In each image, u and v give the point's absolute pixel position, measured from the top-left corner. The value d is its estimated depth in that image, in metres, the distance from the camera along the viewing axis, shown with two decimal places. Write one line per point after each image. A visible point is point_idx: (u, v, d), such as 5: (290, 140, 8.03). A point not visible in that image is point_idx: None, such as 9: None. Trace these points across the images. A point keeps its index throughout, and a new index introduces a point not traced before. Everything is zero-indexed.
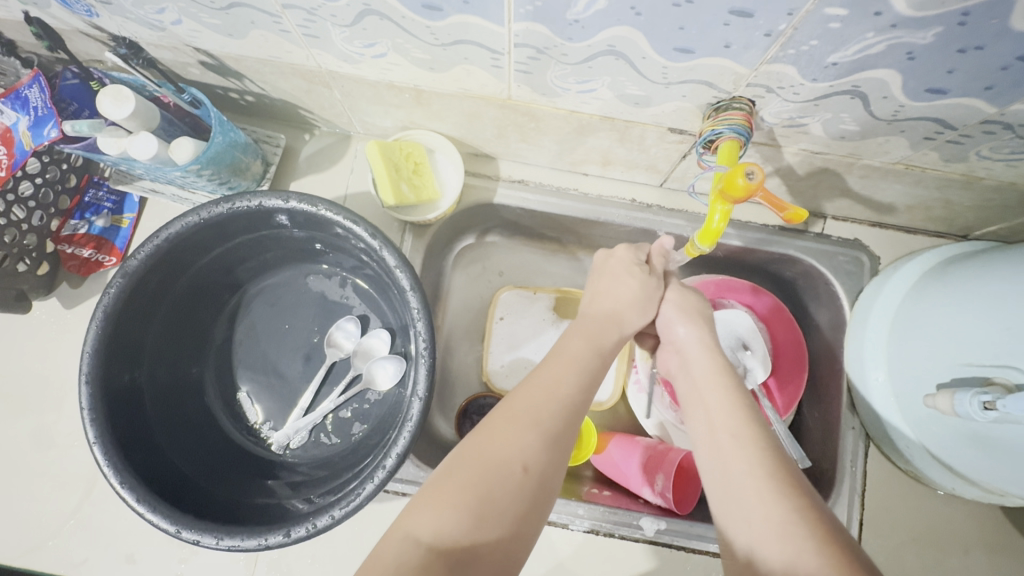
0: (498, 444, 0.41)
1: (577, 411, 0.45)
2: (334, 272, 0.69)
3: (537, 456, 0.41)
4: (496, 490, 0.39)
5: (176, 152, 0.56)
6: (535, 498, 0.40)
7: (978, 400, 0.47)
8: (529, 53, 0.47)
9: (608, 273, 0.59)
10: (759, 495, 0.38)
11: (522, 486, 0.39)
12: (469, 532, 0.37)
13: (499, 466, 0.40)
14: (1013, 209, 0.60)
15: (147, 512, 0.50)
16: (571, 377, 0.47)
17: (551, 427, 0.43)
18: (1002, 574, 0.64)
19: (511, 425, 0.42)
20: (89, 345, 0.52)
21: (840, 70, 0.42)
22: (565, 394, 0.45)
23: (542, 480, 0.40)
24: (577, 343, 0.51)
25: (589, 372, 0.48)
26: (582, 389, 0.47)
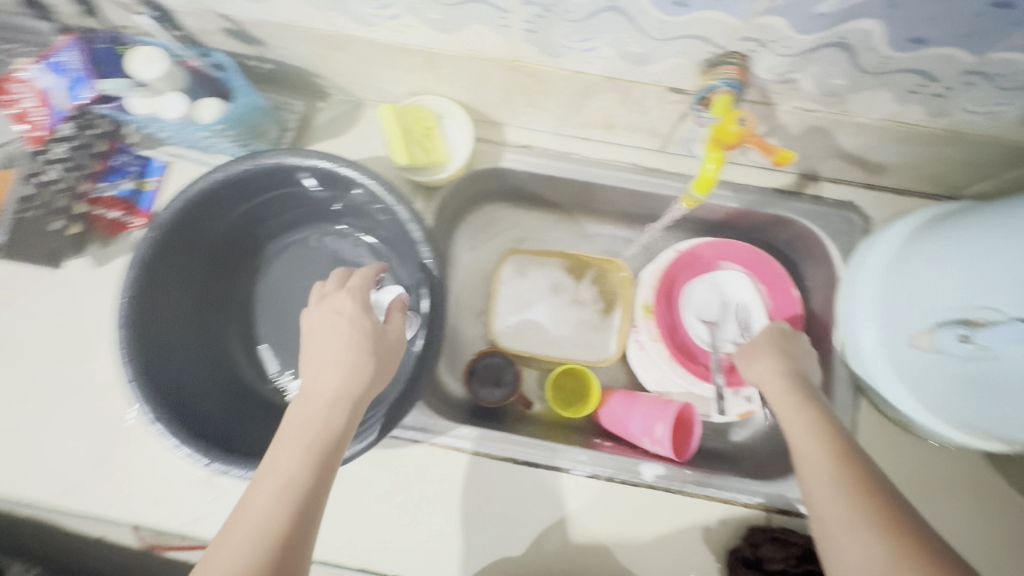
0: (289, 447, 0.45)
1: (308, 466, 0.44)
2: (349, 232, 0.73)
3: (292, 466, 0.44)
4: (251, 536, 0.40)
5: (201, 112, 0.60)
6: (318, 477, 0.44)
7: (956, 335, 0.51)
8: (534, 11, 0.50)
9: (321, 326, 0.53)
10: (834, 498, 0.43)
11: (309, 467, 0.44)
12: (256, 513, 0.42)
13: (267, 511, 0.42)
14: (1000, 165, 0.63)
15: (180, 445, 0.54)
16: (317, 395, 0.48)
17: (309, 439, 0.46)
18: (987, 518, 0.66)
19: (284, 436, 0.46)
20: (123, 293, 0.56)
21: (828, 21, 0.44)
22: (296, 440, 0.45)
23: (314, 450, 0.45)
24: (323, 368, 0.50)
25: (326, 425, 0.47)
26: (324, 429, 0.46)
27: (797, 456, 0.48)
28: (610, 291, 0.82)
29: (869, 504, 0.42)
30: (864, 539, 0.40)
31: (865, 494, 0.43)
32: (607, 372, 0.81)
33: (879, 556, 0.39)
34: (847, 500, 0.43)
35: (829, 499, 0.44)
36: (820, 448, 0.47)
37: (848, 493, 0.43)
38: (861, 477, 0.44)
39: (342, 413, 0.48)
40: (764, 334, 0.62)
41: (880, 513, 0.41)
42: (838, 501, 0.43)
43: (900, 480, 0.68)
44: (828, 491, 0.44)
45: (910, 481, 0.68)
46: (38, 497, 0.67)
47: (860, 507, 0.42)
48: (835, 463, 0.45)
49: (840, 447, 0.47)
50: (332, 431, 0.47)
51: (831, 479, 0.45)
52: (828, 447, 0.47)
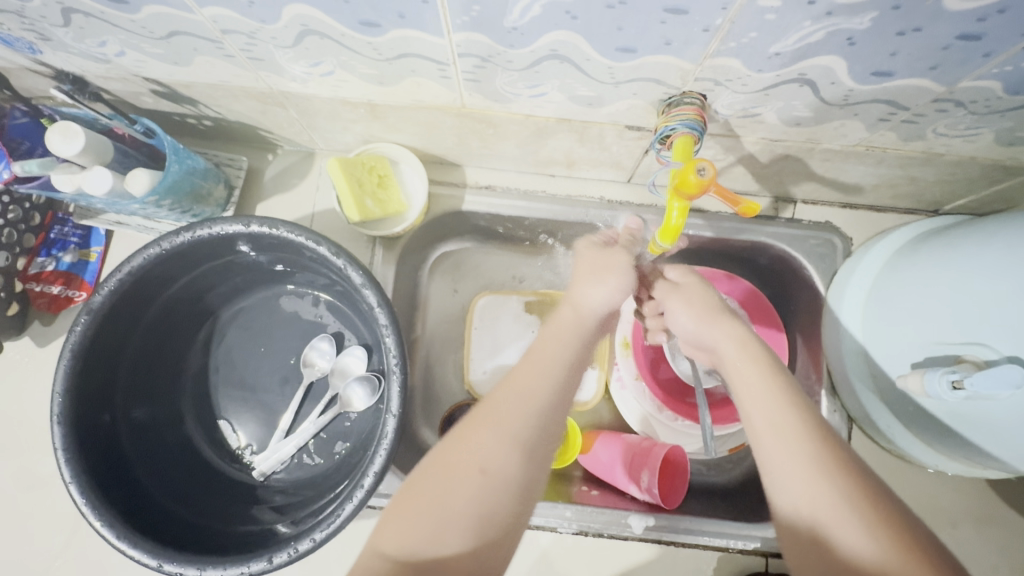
0: (455, 458, 0.41)
1: (546, 416, 0.43)
2: (305, 291, 0.69)
3: (501, 455, 0.40)
4: (451, 496, 0.39)
5: (131, 185, 0.56)
6: (512, 502, 0.40)
7: (947, 380, 0.47)
8: (473, 62, 0.46)
9: (595, 263, 0.54)
10: (810, 482, 0.38)
11: (508, 486, 0.40)
12: (449, 469, 0.40)
13: (466, 475, 0.40)
14: (978, 181, 0.60)
15: (129, 548, 0.50)
16: (540, 377, 0.45)
17: (523, 418, 0.42)
18: (991, 546, 0.64)
19: (477, 436, 0.41)
20: (58, 385, 0.52)
21: (785, 59, 0.41)
22: (535, 399, 0.43)
23: (524, 433, 0.42)
24: (548, 340, 0.48)
25: (563, 375, 0.46)
26: (546, 389, 0.44)
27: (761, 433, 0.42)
28: None
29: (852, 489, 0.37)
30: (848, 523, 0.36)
31: (842, 472, 0.38)
32: (591, 413, 0.78)
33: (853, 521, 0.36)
34: (828, 481, 0.38)
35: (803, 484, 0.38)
36: (784, 422, 0.41)
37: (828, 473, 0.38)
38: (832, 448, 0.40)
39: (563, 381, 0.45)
40: (696, 286, 0.55)
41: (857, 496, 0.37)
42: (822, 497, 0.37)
43: None
44: (808, 474, 0.38)
45: (910, 512, 0.65)
46: None
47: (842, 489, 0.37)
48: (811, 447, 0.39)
49: (805, 416, 0.41)
50: (562, 390, 0.45)
51: (802, 443, 0.40)
52: (786, 402, 0.42)
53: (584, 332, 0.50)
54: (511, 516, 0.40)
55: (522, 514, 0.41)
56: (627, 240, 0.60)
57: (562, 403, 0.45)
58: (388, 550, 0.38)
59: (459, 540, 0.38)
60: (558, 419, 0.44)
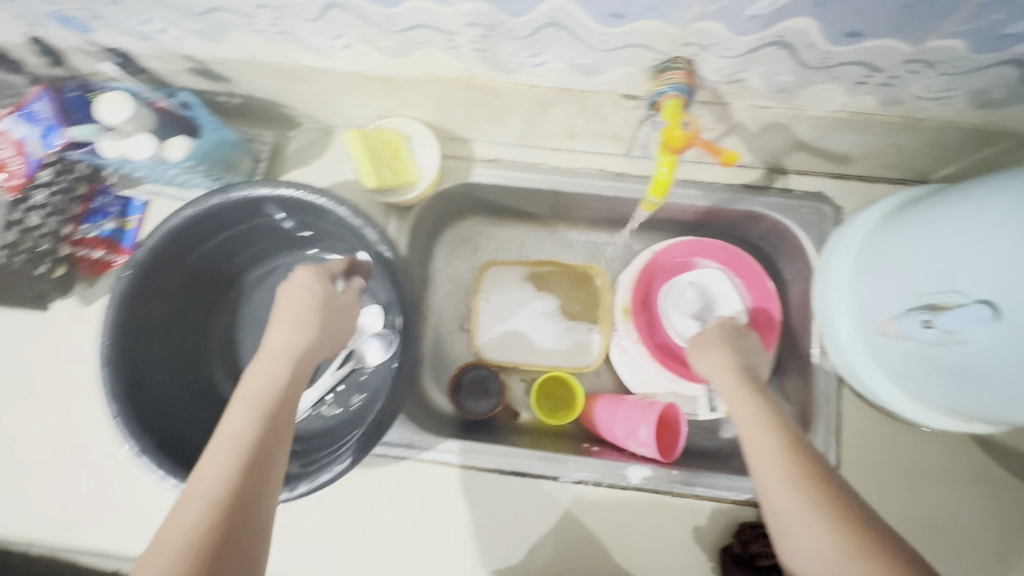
0: (202, 478, 0.40)
1: (258, 431, 0.43)
2: (325, 257, 0.74)
3: (217, 465, 0.41)
4: (195, 513, 0.38)
5: (170, 150, 0.62)
6: (219, 518, 0.38)
7: (921, 321, 0.51)
8: (479, 32, 0.51)
9: (285, 294, 0.55)
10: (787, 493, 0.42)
11: (197, 502, 0.39)
12: (201, 488, 0.40)
13: (206, 489, 0.39)
14: (961, 147, 0.63)
15: (167, 477, 0.55)
16: (250, 387, 0.46)
17: (233, 434, 0.43)
18: (978, 501, 0.66)
19: (218, 449, 0.42)
20: (104, 331, 0.57)
21: (762, 21, 0.45)
22: (247, 414, 0.44)
23: (241, 446, 0.42)
24: (276, 343, 0.50)
25: (271, 385, 0.46)
26: (244, 405, 0.45)
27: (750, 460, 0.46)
28: (586, 300, 0.83)
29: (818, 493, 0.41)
30: (819, 530, 0.39)
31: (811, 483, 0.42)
32: (592, 378, 0.82)
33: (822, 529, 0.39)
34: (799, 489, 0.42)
35: (780, 496, 0.43)
36: (766, 447, 0.45)
37: (802, 488, 0.42)
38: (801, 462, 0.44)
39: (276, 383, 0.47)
40: (719, 335, 0.63)
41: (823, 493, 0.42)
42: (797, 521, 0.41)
43: (887, 468, 0.68)
44: (783, 486, 0.43)
45: (898, 468, 0.68)
46: (39, 537, 0.68)
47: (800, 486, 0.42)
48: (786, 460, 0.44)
49: (787, 436, 0.46)
50: (279, 398, 0.46)
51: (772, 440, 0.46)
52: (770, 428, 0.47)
53: (298, 349, 0.50)
54: (233, 521, 0.39)
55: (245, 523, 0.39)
56: (338, 266, 0.61)
57: (280, 419, 0.45)
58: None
59: (191, 560, 0.36)
60: (282, 432, 0.44)
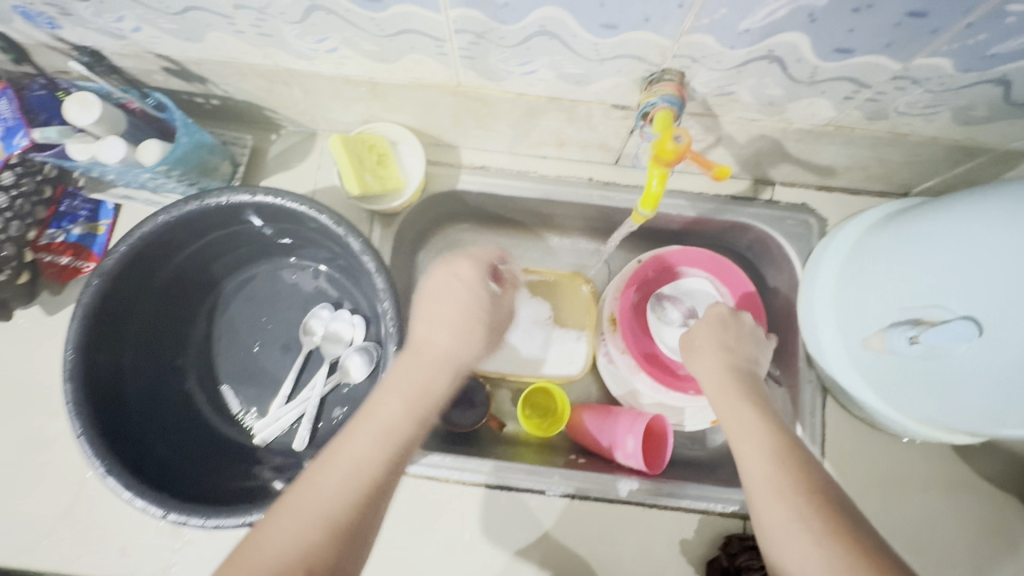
0: (334, 467, 0.45)
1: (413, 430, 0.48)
2: (306, 264, 0.72)
3: (363, 458, 0.45)
4: (328, 501, 0.43)
5: (143, 154, 0.59)
6: (360, 508, 0.43)
7: (906, 336, 0.51)
8: (469, 39, 0.50)
9: (445, 270, 0.62)
10: (770, 497, 0.44)
11: (344, 491, 0.43)
12: (335, 474, 0.44)
13: (343, 477, 0.44)
14: (943, 162, 0.64)
15: (136, 498, 0.52)
16: (395, 393, 0.50)
17: (385, 431, 0.47)
18: (958, 510, 0.67)
19: (349, 443, 0.46)
20: (70, 344, 0.54)
21: (754, 35, 0.45)
22: (389, 411, 0.49)
23: (393, 444, 0.47)
24: (433, 362, 0.54)
25: (425, 386, 0.52)
26: (399, 407, 0.49)
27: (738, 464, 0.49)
28: (574, 309, 0.83)
29: (806, 507, 0.43)
30: (797, 536, 0.41)
31: (797, 493, 0.44)
32: (579, 387, 0.81)
33: (808, 541, 0.41)
34: (784, 501, 0.43)
35: (764, 500, 0.45)
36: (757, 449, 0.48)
37: (784, 495, 0.44)
38: (800, 473, 0.45)
39: (439, 383, 0.53)
40: (713, 328, 0.64)
41: (810, 509, 0.43)
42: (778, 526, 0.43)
43: (870, 478, 0.69)
44: (772, 492, 0.44)
45: (881, 478, 0.69)
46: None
47: (796, 501, 0.43)
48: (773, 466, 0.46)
49: (779, 442, 0.48)
50: (422, 400, 0.51)
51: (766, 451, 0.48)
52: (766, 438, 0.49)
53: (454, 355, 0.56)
54: (359, 517, 0.43)
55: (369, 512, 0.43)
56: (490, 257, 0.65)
57: (416, 430, 0.49)
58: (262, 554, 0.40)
59: (324, 542, 0.41)
60: (414, 434, 0.49)
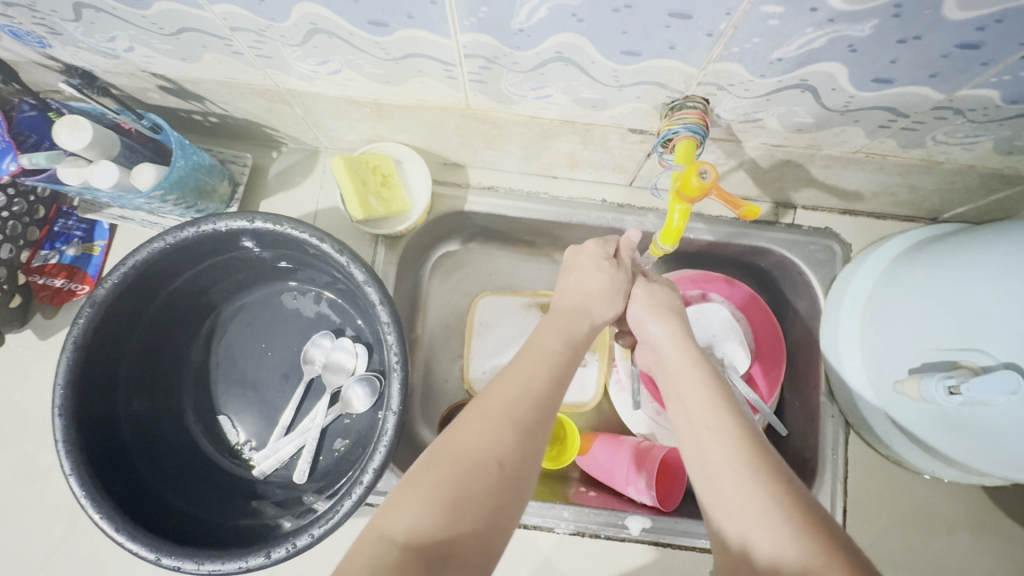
0: (469, 444, 0.40)
1: (549, 407, 0.45)
2: (307, 288, 0.69)
3: (509, 442, 0.41)
4: (471, 485, 0.38)
5: (138, 179, 0.56)
6: (513, 495, 0.40)
7: (944, 385, 0.47)
8: (479, 63, 0.47)
9: (573, 269, 0.59)
10: (741, 487, 0.39)
11: (485, 477, 0.39)
12: (475, 449, 0.40)
13: (482, 462, 0.39)
14: (978, 189, 0.60)
15: (128, 541, 0.50)
16: (541, 371, 0.47)
17: (524, 416, 0.43)
18: (988, 554, 0.64)
19: (484, 423, 0.42)
20: (60, 377, 0.52)
21: (787, 65, 0.42)
22: (525, 389, 0.45)
23: (534, 430, 0.43)
24: (546, 337, 0.51)
25: (558, 368, 0.48)
26: (546, 384, 0.46)
27: (701, 443, 0.44)
28: None
29: (780, 492, 0.38)
30: (773, 530, 0.36)
31: (770, 478, 0.39)
32: (589, 415, 0.78)
33: (785, 534, 0.36)
34: (759, 486, 0.39)
35: (735, 489, 0.39)
36: (720, 428, 0.43)
37: (757, 479, 0.39)
38: (763, 458, 0.40)
39: (560, 370, 0.48)
40: (664, 294, 0.59)
41: (787, 499, 0.37)
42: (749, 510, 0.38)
43: (896, 518, 0.66)
44: (741, 477, 0.39)
45: (907, 518, 0.66)
46: None
47: (770, 491, 0.38)
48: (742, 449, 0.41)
49: (742, 424, 0.44)
50: (560, 380, 0.47)
51: (722, 432, 0.43)
52: (726, 421, 0.44)
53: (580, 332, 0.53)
54: (508, 504, 0.39)
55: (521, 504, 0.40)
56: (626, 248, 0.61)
57: (556, 398, 0.46)
58: (397, 531, 0.36)
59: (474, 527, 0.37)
60: (552, 416, 0.45)
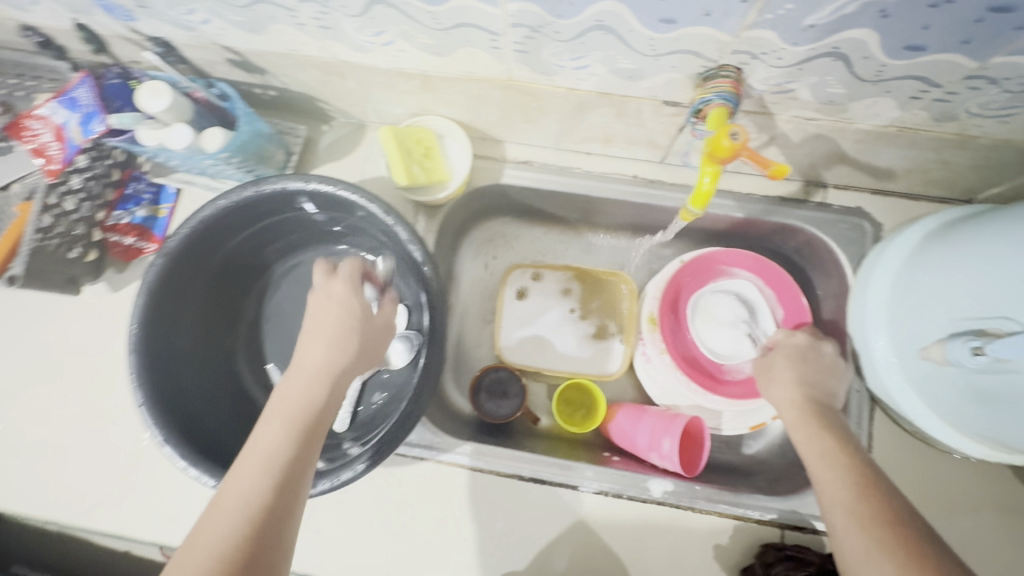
0: (237, 486, 0.41)
1: (299, 429, 0.44)
2: (353, 252, 0.74)
3: (245, 479, 0.41)
4: (226, 523, 0.39)
5: (207, 142, 0.62)
6: (248, 525, 0.39)
7: (968, 347, 0.49)
8: (523, 33, 0.50)
9: (322, 311, 0.53)
10: (845, 503, 0.45)
11: (244, 513, 0.39)
12: (237, 491, 0.40)
13: (233, 502, 0.40)
14: (1014, 167, 0.61)
15: (189, 467, 0.55)
16: (292, 399, 0.46)
17: (264, 457, 0.42)
18: (1016, 534, 0.64)
19: (243, 461, 0.42)
20: (134, 318, 0.58)
21: (818, 32, 0.44)
22: (278, 420, 0.44)
23: (275, 459, 0.42)
24: (309, 356, 0.49)
25: (311, 396, 0.46)
26: (291, 411, 0.45)
27: (813, 468, 0.49)
28: (609, 305, 0.82)
29: (875, 511, 0.43)
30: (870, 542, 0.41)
31: (872, 502, 0.44)
32: (615, 385, 0.81)
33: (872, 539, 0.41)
34: (862, 509, 0.43)
35: (841, 504, 0.45)
36: (830, 456, 0.49)
37: (863, 500, 0.44)
38: (870, 484, 0.45)
39: (320, 389, 0.47)
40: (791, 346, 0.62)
41: (881, 518, 0.42)
42: (849, 507, 0.44)
43: (922, 494, 0.66)
44: (847, 495, 0.45)
45: (933, 494, 0.66)
46: (60, 517, 0.69)
47: (870, 515, 0.43)
48: (845, 472, 0.47)
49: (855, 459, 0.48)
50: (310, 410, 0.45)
51: (829, 452, 0.49)
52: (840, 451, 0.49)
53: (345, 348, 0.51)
54: (258, 541, 0.39)
55: (279, 529, 0.40)
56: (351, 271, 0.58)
57: (316, 428, 0.45)
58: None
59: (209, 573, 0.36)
60: (313, 449, 0.44)
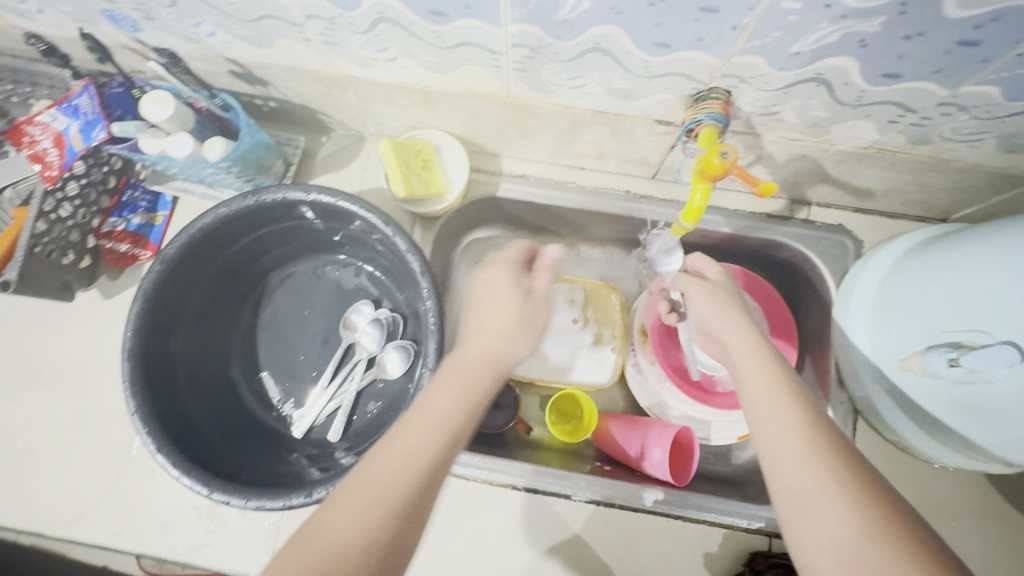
0: (329, 531, 0.39)
1: (425, 474, 0.42)
2: (350, 262, 0.75)
3: (363, 523, 0.39)
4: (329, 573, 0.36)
5: (209, 151, 0.62)
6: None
7: (945, 358, 0.51)
8: (524, 53, 0.52)
9: (486, 297, 0.55)
10: (800, 462, 0.41)
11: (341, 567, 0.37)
12: (338, 536, 0.38)
13: (327, 550, 0.37)
14: (984, 189, 0.64)
15: (183, 476, 0.54)
16: (422, 440, 0.43)
17: (384, 500, 0.40)
18: (993, 541, 0.66)
19: (338, 507, 0.40)
20: (130, 325, 0.57)
21: (803, 59, 0.46)
22: (404, 454, 0.42)
23: (389, 505, 0.40)
24: (442, 395, 0.47)
25: (436, 438, 0.44)
26: (427, 448, 0.43)
27: (762, 425, 0.45)
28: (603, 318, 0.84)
29: (841, 470, 0.40)
30: (835, 509, 0.38)
31: (834, 462, 0.40)
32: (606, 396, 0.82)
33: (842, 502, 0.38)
34: (818, 465, 0.40)
35: (794, 463, 0.41)
36: (784, 410, 0.44)
37: (818, 457, 0.41)
38: (829, 439, 0.42)
39: (440, 438, 0.44)
40: (727, 289, 0.57)
41: (842, 479, 0.39)
42: (801, 462, 0.41)
43: None
44: (800, 452, 0.41)
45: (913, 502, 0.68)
46: (46, 528, 0.67)
47: (834, 478, 0.39)
48: (801, 420, 0.43)
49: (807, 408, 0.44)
50: (442, 451, 0.44)
51: (777, 402, 0.45)
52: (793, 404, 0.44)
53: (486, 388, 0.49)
54: None
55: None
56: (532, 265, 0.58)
57: (441, 472, 0.43)
58: None
59: None
60: (427, 493, 0.42)
